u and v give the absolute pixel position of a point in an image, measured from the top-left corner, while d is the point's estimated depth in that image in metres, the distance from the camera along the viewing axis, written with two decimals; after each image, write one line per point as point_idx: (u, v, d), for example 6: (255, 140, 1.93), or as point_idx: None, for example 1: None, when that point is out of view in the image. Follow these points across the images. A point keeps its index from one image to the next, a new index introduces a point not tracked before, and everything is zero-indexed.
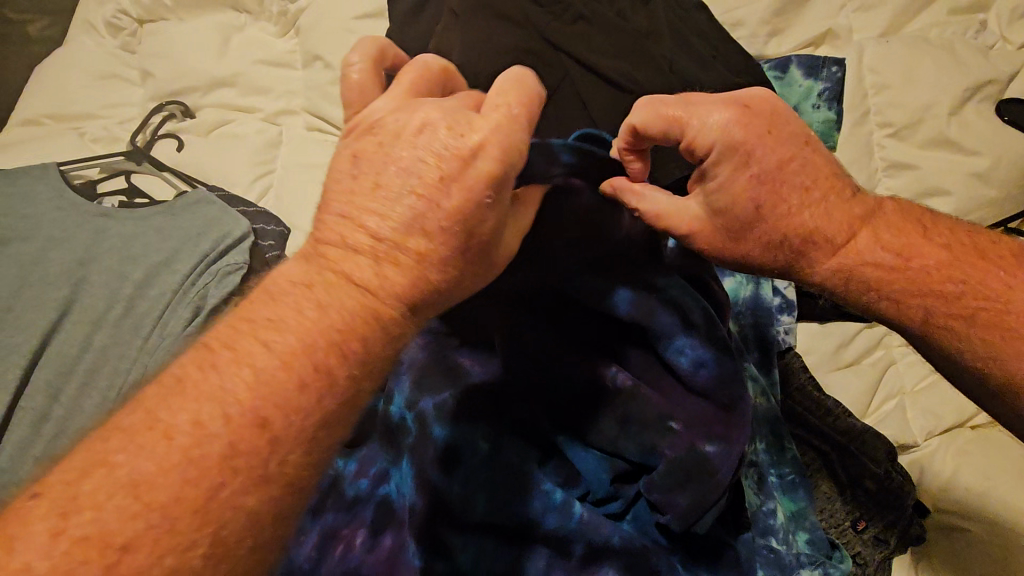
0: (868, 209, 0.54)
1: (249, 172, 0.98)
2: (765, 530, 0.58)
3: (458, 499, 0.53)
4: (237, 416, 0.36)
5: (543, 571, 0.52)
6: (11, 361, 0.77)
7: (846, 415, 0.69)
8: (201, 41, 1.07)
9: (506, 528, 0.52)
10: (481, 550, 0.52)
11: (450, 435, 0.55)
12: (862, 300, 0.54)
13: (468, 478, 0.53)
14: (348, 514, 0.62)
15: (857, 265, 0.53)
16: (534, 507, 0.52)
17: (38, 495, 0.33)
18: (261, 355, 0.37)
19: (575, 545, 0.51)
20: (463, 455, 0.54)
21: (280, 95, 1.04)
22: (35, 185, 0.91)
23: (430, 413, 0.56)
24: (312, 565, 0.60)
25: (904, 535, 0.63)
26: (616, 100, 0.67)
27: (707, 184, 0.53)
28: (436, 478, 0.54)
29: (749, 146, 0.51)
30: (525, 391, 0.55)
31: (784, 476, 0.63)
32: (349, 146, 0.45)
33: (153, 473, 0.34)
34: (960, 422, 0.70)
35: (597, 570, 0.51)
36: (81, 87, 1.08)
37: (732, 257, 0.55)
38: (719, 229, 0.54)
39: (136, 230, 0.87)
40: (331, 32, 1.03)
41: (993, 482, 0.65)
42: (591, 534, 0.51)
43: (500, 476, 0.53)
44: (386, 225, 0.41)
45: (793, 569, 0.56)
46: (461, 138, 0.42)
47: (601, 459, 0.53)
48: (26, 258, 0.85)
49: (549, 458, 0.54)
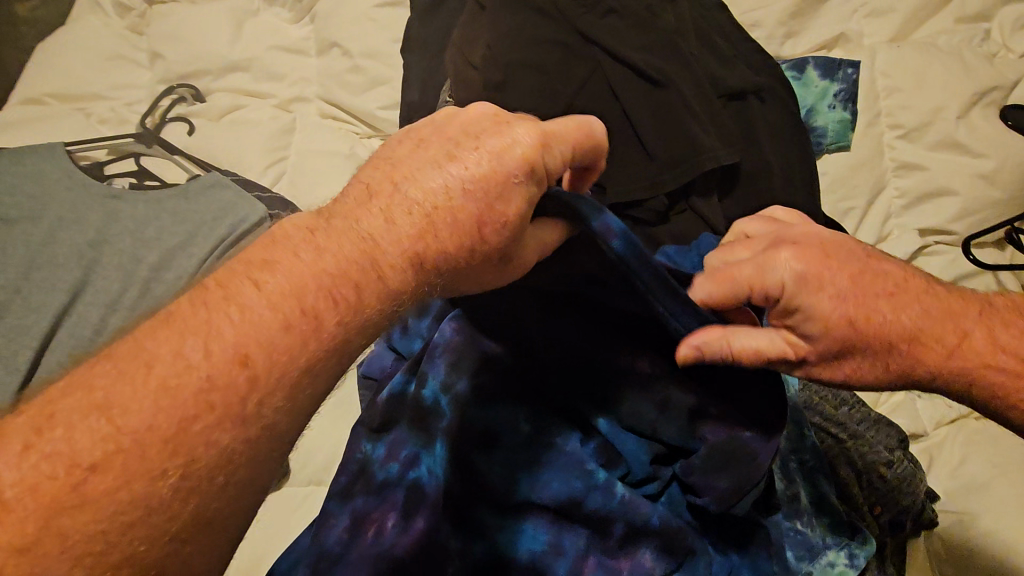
0: (968, 307, 0.53)
1: (262, 156, 0.97)
2: (791, 512, 0.60)
3: (500, 480, 0.54)
4: (220, 351, 0.37)
5: (583, 551, 0.53)
6: (22, 343, 0.75)
7: (859, 405, 0.72)
8: (214, 26, 1.06)
9: (549, 509, 0.53)
10: (521, 530, 0.54)
11: (489, 419, 0.55)
12: (989, 402, 0.52)
13: (509, 460, 0.54)
14: (377, 498, 0.61)
15: (976, 368, 0.51)
16: (574, 487, 0.52)
17: (77, 439, 0.34)
18: (305, 317, 0.39)
19: (615, 526, 0.53)
20: (504, 437, 0.55)
21: (293, 82, 1.03)
22: (43, 166, 0.89)
23: (465, 397, 0.57)
24: (342, 548, 0.59)
25: (917, 519, 0.66)
26: (648, 93, 0.69)
27: (795, 317, 0.50)
28: (475, 459, 0.55)
29: (822, 271, 0.50)
30: (561, 376, 0.55)
31: (805, 462, 0.63)
32: (408, 137, 0.48)
33: (177, 411, 0.35)
34: (967, 413, 0.73)
35: (636, 550, 0.53)
36: (88, 68, 1.05)
37: (838, 378, 0.52)
38: (822, 350, 0.51)
39: (149, 212, 0.86)
40: (348, 20, 1.03)
41: (999, 471, 0.68)
42: (631, 514, 0.52)
43: (541, 457, 0.54)
44: (416, 193, 0.44)
45: (820, 550, 0.58)
46: (503, 129, 0.46)
47: (640, 441, 0.54)
48: (34, 239, 0.83)
49: (589, 440, 0.55)
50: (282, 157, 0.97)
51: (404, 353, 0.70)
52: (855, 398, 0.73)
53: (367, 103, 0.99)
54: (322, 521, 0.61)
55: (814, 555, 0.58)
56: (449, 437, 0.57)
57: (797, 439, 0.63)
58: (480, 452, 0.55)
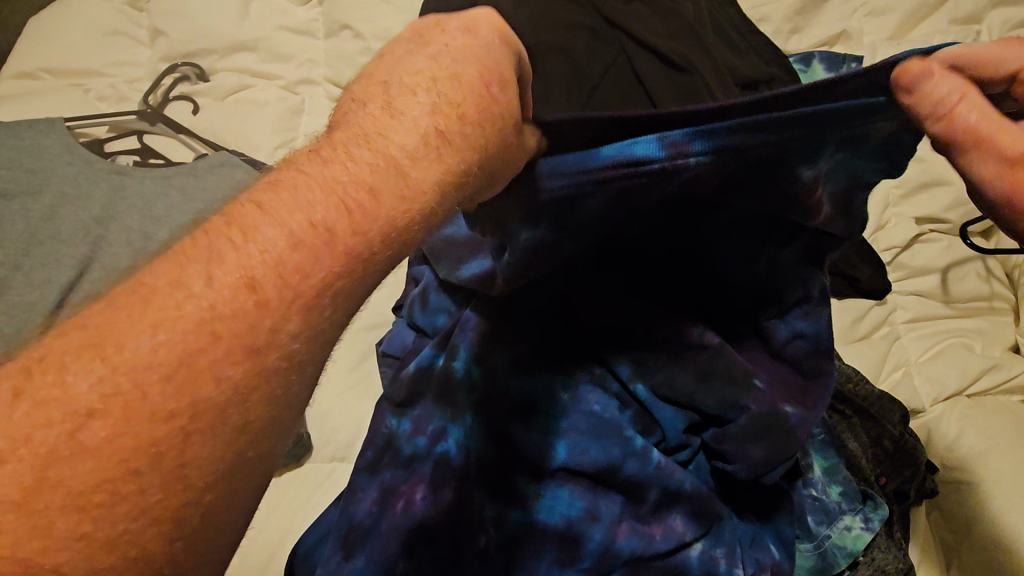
0: None
1: (271, 137, 0.95)
2: (806, 481, 0.62)
3: (538, 448, 0.55)
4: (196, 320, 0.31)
5: (617, 517, 0.54)
6: (25, 318, 0.73)
7: (863, 381, 0.75)
8: (220, 4, 1.04)
9: (586, 475, 0.54)
10: (558, 496, 0.54)
11: (530, 389, 0.56)
12: None
13: (547, 428, 0.56)
14: (405, 471, 0.60)
15: None
16: (613, 453, 0.54)
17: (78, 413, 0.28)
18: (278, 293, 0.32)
19: (649, 492, 0.54)
20: (545, 406, 0.56)
21: (301, 63, 1.02)
22: (43, 140, 0.86)
23: (502, 368, 0.57)
24: (373, 520, 0.59)
25: (920, 488, 0.69)
26: (670, 78, 0.71)
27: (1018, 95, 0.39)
28: (516, 427, 0.56)
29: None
30: (614, 334, 0.55)
31: (815, 434, 0.66)
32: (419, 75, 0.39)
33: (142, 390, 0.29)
34: (961, 390, 0.77)
35: (668, 515, 0.54)
36: (86, 43, 1.02)
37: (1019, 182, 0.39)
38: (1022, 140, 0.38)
39: (156, 189, 0.84)
40: (361, 4, 1.03)
41: (995, 441, 0.71)
42: (666, 480, 0.54)
43: (581, 424, 0.55)
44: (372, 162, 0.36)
45: (836, 515, 0.60)
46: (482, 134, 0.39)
47: (677, 411, 0.56)
48: (34, 213, 0.80)
49: (628, 408, 0.56)
50: (291, 139, 0.96)
51: (427, 331, 0.69)
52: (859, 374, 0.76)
53: None
54: (349, 495, 0.61)
55: (832, 520, 0.60)
56: (485, 406, 0.58)
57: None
58: (525, 421, 0.56)
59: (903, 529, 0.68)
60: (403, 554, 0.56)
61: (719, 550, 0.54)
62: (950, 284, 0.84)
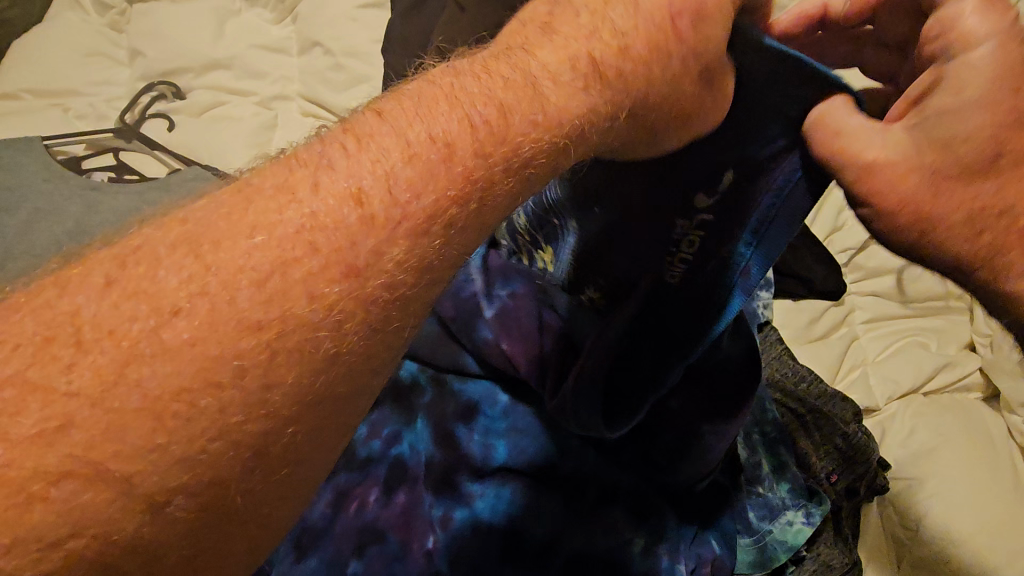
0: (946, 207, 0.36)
1: (245, 152, 0.98)
2: (752, 479, 0.63)
3: (480, 448, 0.57)
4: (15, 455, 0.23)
5: (558, 517, 0.55)
6: None
7: (818, 380, 0.76)
8: (197, 24, 1.08)
9: (526, 475, 0.56)
10: (500, 495, 0.56)
11: (477, 393, 0.60)
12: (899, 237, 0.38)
13: (487, 429, 0.58)
14: (360, 474, 0.60)
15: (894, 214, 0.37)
16: (549, 454, 0.57)
17: None
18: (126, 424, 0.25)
19: (588, 489, 0.56)
20: (484, 409, 0.59)
21: (275, 80, 1.05)
22: (20, 158, 0.89)
23: (450, 377, 0.62)
24: (326, 524, 0.58)
25: (869, 485, 0.70)
26: None
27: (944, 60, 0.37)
28: (461, 430, 0.59)
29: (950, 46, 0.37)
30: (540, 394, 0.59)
31: (766, 433, 0.66)
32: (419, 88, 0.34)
33: None
34: (915, 388, 0.78)
35: (608, 511, 0.56)
36: (66, 64, 1.05)
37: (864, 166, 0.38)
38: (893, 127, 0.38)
39: (130, 205, 0.86)
40: (333, 22, 1.06)
41: (944, 438, 0.73)
42: (603, 477, 0.57)
43: (520, 424, 0.58)
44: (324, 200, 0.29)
45: (779, 511, 0.62)
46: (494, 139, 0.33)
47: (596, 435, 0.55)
48: (9, 230, 0.82)
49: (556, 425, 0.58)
50: (263, 152, 0.99)
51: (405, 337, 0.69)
52: (814, 373, 0.77)
53: (348, 100, 1.02)
54: None
55: (775, 515, 0.61)
56: (434, 412, 0.61)
57: (759, 411, 0.66)
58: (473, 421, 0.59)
59: (853, 527, 0.69)
60: (354, 556, 0.56)
61: (663, 547, 0.55)
62: (905, 283, 0.85)
